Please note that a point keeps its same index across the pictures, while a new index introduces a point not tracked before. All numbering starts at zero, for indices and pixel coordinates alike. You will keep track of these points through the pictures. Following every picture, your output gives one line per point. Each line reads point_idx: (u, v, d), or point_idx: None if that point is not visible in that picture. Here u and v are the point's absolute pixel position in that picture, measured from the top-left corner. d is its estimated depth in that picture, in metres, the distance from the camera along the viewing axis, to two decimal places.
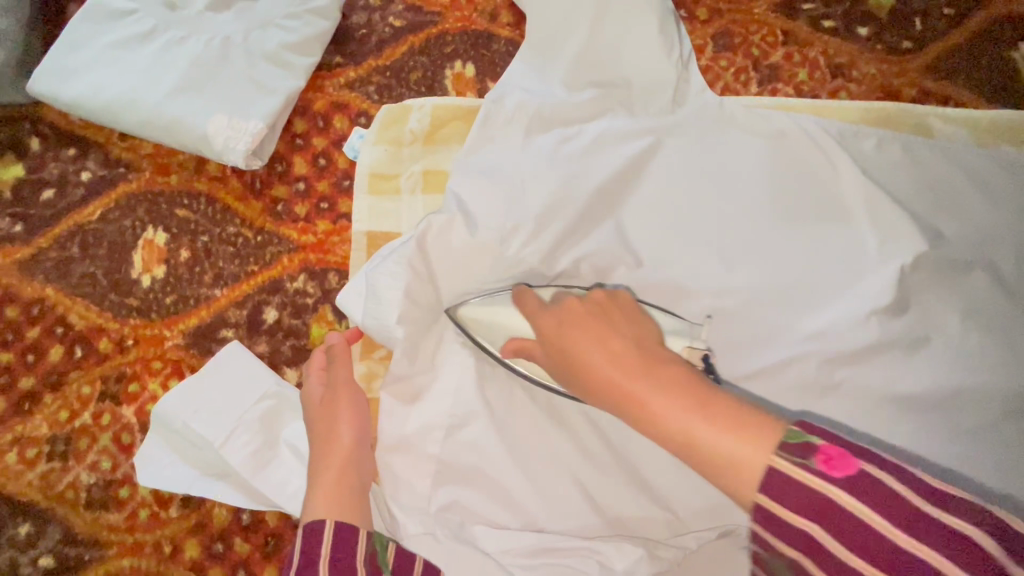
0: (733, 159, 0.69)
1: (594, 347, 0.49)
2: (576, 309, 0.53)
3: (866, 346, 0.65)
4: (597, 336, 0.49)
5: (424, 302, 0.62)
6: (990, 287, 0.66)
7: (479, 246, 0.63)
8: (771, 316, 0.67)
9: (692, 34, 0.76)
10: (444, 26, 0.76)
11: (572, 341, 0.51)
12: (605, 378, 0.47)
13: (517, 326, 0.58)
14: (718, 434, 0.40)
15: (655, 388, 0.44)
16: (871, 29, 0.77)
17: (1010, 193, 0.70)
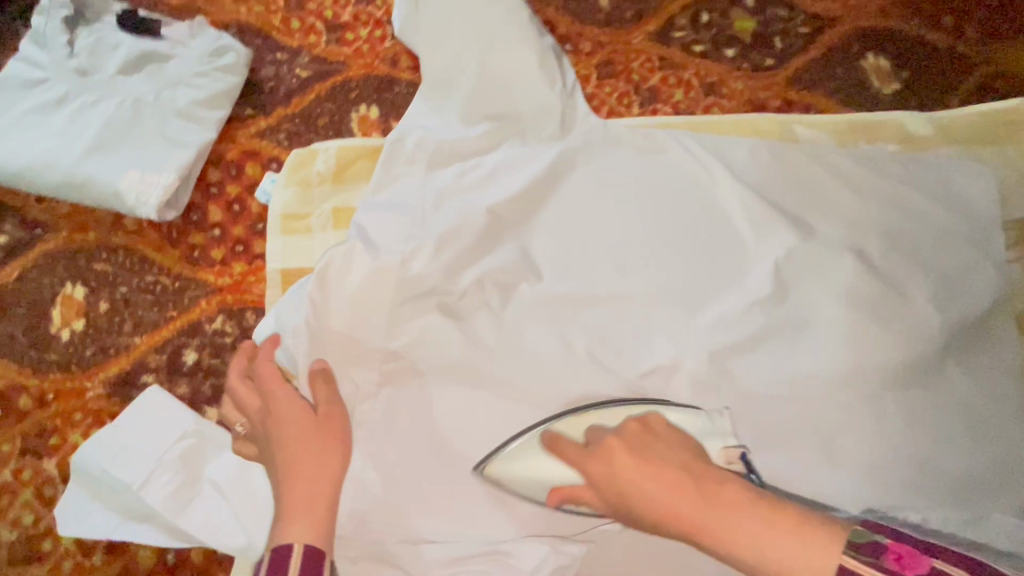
0: (617, 176, 0.76)
1: (652, 484, 0.55)
2: (622, 457, 0.57)
3: (748, 336, 0.72)
4: (649, 475, 0.55)
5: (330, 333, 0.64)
6: (857, 272, 0.73)
7: (381, 274, 0.66)
8: (666, 316, 0.72)
9: (577, 65, 0.84)
10: (348, 74, 0.82)
11: (620, 484, 0.56)
12: (670, 513, 0.53)
13: (555, 473, 0.62)
14: (793, 542, 0.48)
15: (713, 509, 0.51)
16: (737, 50, 0.86)
17: (868, 187, 0.78)
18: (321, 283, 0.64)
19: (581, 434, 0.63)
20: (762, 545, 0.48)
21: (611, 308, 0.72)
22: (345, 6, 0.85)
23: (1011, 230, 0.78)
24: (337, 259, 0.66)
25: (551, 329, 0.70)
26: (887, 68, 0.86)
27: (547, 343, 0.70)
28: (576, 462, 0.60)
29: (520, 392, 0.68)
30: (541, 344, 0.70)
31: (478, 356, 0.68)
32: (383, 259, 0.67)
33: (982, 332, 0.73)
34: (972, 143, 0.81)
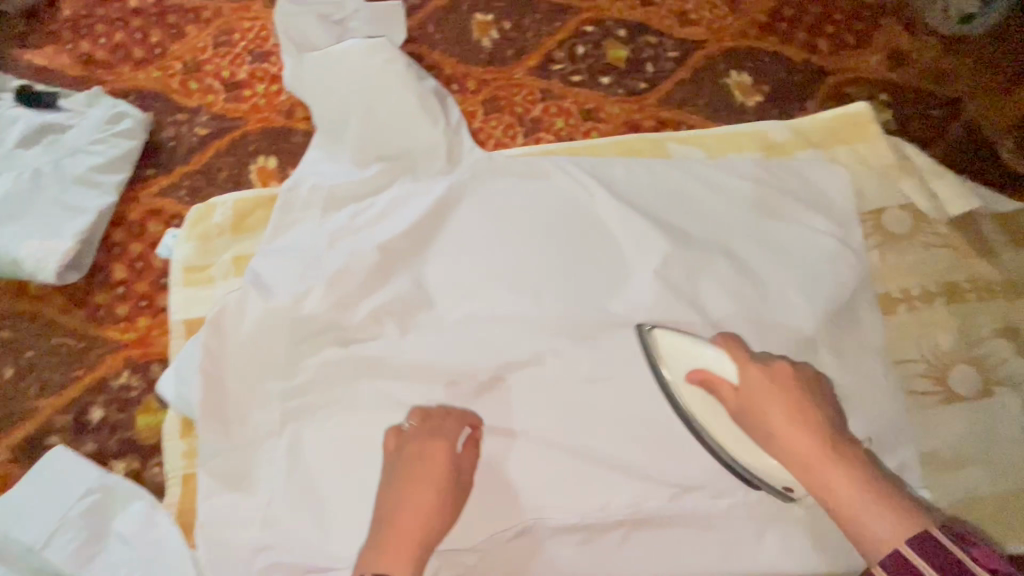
0: (502, 204, 0.81)
1: (781, 411, 0.61)
2: (751, 391, 0.63)
3: (636, 341, 0.76)
4: (785, 411, 0.61)
5: (228, 377, 0.68)
6: (726, 273, 0.80)
7: (273, 315, 0.69)
8: (558, 331, 0.76)
9: (464, 103, 0.90)
10: (246, 128, 0.86)
11: (772, 424, 0.61)
12: (799, 451, 0.59)
13: (699, 359, 0.69)
14: (881, 511, 0.52)
15: (833, 475, 0.56)
16: (612, 77, 0.93)
17: (735, 195, 0.85)
18: (213, 331, 0.68)
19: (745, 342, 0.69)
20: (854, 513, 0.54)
21: (505, 328, 0.76)
22: (242, 66, 0.90)
23: (868, 220, 0.85)
24: (228, 306, 0.69)
25: (449, 353, 0.73)
26: (750, 83, 0.94)
27: (446, 366, 0.73)
28: (737, 360, 0.66)
29: (421, 414, 0.71)
30: (439, 368, 0.73)
31: (379, 384, 0.71)
32: (274, 301, 0.70)
33: (848, 316, 0.80)
34: (828, 144, 0.89)
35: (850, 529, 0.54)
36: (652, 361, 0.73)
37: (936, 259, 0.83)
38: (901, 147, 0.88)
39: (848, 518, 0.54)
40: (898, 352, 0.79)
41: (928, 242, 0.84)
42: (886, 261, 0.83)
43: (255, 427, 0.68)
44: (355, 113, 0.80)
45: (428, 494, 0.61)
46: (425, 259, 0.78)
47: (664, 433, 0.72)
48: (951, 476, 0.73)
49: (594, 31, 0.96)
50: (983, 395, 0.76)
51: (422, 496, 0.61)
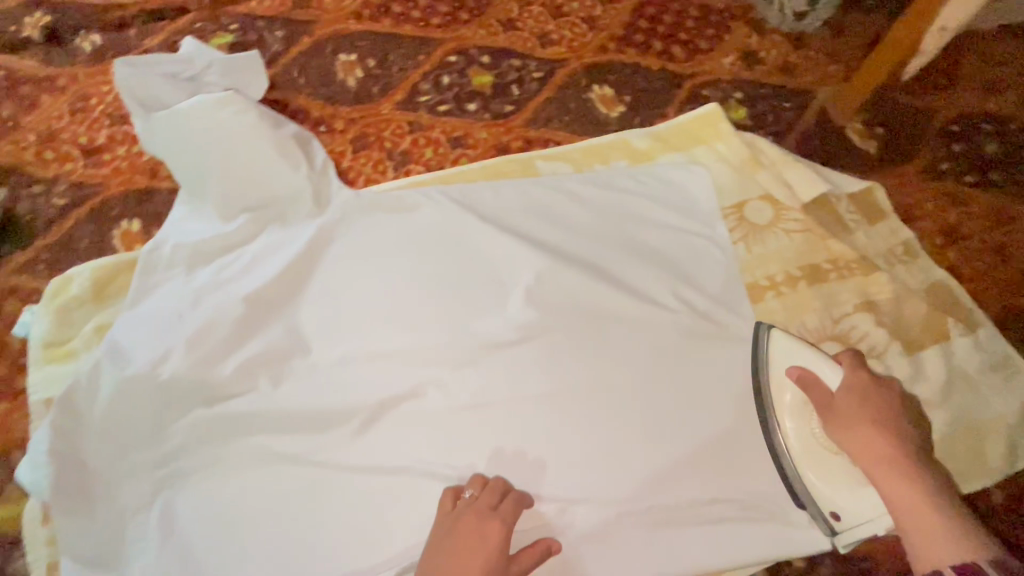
0: (372, 240, 0.82)
1: (867, 422, 0.66)
2: (846, 403, 0.68)
3: (514, 361, 0.76)
4: (866, 417, 0.67)
5: (88, 453, 0.67)
6: (599, 282, 0.82)
7: (132, 384, 0.68)
8: (437, 360, 0.76)
9: (332, 143, 0.90)
10: (107, 193, 0.85)
11: (860, 431, 0.66)
12: (875, 455, 0.65)
13: (806, 357, 0.72)
14: (950, 522, 0.58)
15: (904, 483, 0.62)
16: (478, 103, 0.95)
17: (603, 205, 0.88)
18: (68, 409, 0.67)
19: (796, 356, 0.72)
20: (917, 528, 0.59)
21: (383, 364, 0.75)
22: (100, 130, 0.88)
23: (730, 215, 0.89)
24: (84, 381, 0.68)
25: (326, 398, 0.72)
26: (612, 95, 0.98)
27: (322, 410, 0.72)
28: None
29: (300, 462, 0.69)
30: (314, 413, 0.71)
31: (253, 437, 0.69)
32: (133, 369, 0.69)
33: (721, 309, 0.82)
34: (687, 146, 0.93)
35: (915, 535, 0.59)
36: (755, 362, 0.75)
37: (796, 245, 0.87)
38: (753, 142, 0.93)
39: (918, 523, 0.59)
40: None
41: (787, 229, 0.88)
42: (751, 251, 0.87)
43: (122, 501, 0.66)
44: (212, 167, 0.80)
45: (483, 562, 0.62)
46: (296, 305, 0.77)
47: (544, 448, 0.73)
48: None
49: (458, 61, 0.98)
50: None
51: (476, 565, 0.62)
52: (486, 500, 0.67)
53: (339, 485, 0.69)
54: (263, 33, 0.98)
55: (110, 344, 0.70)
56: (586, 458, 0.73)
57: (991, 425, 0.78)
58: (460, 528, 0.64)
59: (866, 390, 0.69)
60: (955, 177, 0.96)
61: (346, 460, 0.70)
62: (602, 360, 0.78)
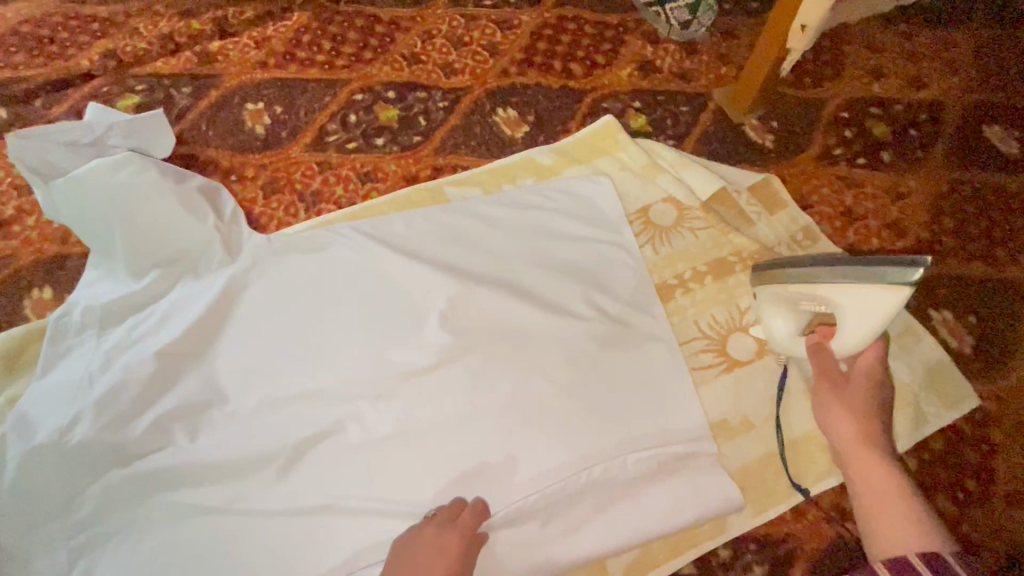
0: (284, 283, 0.83)
1: (848, 412, 0.71)
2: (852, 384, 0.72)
3: (429, 384, 0.78)
4: (849, 407, 0.71)
5: (2, 528, 0.67)
6: (510, 299, 0.84)
7: (42, 453, 0.68)
8: (354, 393, 0.77)
9: (243, 192, 0.92)
10: (17, 264, 0.85)
11: (839, 417, 0.71)
12: (852, 445, 0.69)
13: (864, 320, 0.67)
14: (911, 515, 0.60)
15: (881, 472, 0.65)
16: (386, 137, 0.98)
17: (511, 223, 0.91)
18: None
19: (872, 320, 0.66)
20: (879, 509, 0.62)
21: (299, 405, 0.76)
22: (9, 202, 0.89)
23: (636, 220, 0.92)
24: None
25: (244, 444, 0.73)
26: (516, 116, 1.02)
27: (241, 455, 0.72)
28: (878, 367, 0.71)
29: (221, 512, 0.70)
30: (232, 460, 0.72)
31: (171, 492, 0.70)
32: (42, 438, 0.69)
33: (632, 312, 0.85)
34: (589, 159, 0.97)
35: (872, 523, 0.62)
36: (861, 264, 0.66)
37: (701, 242, 0.90)
38: (651, 148, 0.97)
39: (880, 512, 0.62)
40: (681, 335, 0.85)
41: (692, 227, 0.91)
42: (658, 253, 0.90)
43: (41, 572, 0.66)
44: (116, 228, 0.81)
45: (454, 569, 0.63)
46: (210, 354, 0.78)
47: (467, 468, 0.74)
48: (740, 439, 0.79)
49: (364, 98, 1.01)
50: (759, 356, 0.83)
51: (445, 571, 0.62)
52: (450, 511, 0.68)
53: (260, 531, 0.69)
54: (169, 91, 1.01)
55: (18, 415, 0.71)
56: (507, 475, 0.74)
57: (899, 395, 0.81)
58: (424, 539, 0.65)
59: (849, 382, 0.72)
60: (847, 160, 1.00)
61: (267, 505, 0.71)
62: (517, 375, 0.79)
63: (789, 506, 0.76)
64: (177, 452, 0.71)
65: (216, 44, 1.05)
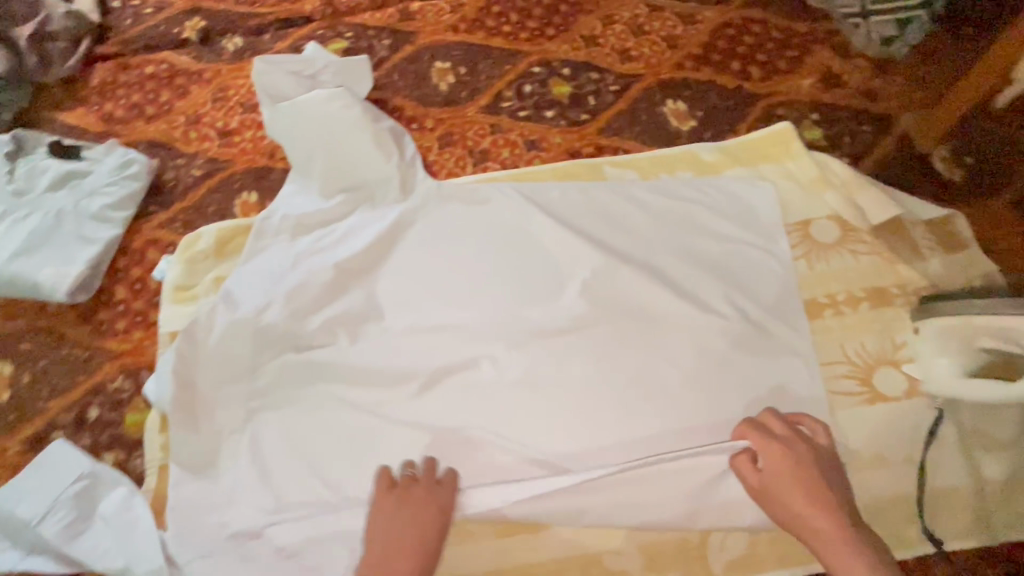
0: (446, 226, 0.90)
1: (796, 486, 0.64)
2: (773, 468, 0.65)
3: (563, 344, 0.81)
4: (794, 479, 0.64)
5: (197, 381, 0.80)
6: (654, 282, 0.85)
7: (239, 327, 0.81)
8: (493, 338, 0.82)
9: (421, 139, 1.01)
10: (233, 168, 1.00)
11: (783, 495, 0.65)
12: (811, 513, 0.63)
13: None
14: None
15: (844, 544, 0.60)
16: (555, 111, 1.03)
17: (666, 210, 0.92)
18: (186, 344, 0.81)
19: None
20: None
21: (442, 338, 0.83)
22: (234, 116, 1.05)
23: (794, 232, 0.90)
24: (201, 322, 0.81)
25: (393, 359, 0.81)
26: (685, 109, 1.02)
27: (390, 366, 0.81)
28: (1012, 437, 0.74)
29: (365, 411, 0.78)
30: (382, 370, 0.81)
31: (328, 383, 0.79)
32: (242, 315, 0.82)
33: (774, 321, 0.83)
34: (755, 163, 0.95)
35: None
36: None
37: (862, 267, 0.86)
38: (825, 162, 0.93)
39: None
40: (823, 356, 0.82)
41: (854, 250, 0.87)
42: (812, 268, 0.87)
43: (222, 423, 0.78)
44: (319, 152, 0.92)
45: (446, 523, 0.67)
46: (374, 277, 0.87)
47: (587, 429, 0.77)
48: (872, 475, 0.75)
49: (540, 71, 1.07)
50: (909, 396, 0.78)
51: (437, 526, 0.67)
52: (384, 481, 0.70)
53: (391, 437, 0.77)
54: (372, 41, 1.12)
55: (227, 293, 0.84)
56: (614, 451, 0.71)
57: None
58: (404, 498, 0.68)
59: (782, 456, 0.66)
60: None
61: (404, 415, 0.78)
62: (647, 357, 0.80)
63: (912, 555, 0.73)
64: (339, 352, 0.81)
65: (417, 5, 1.16)
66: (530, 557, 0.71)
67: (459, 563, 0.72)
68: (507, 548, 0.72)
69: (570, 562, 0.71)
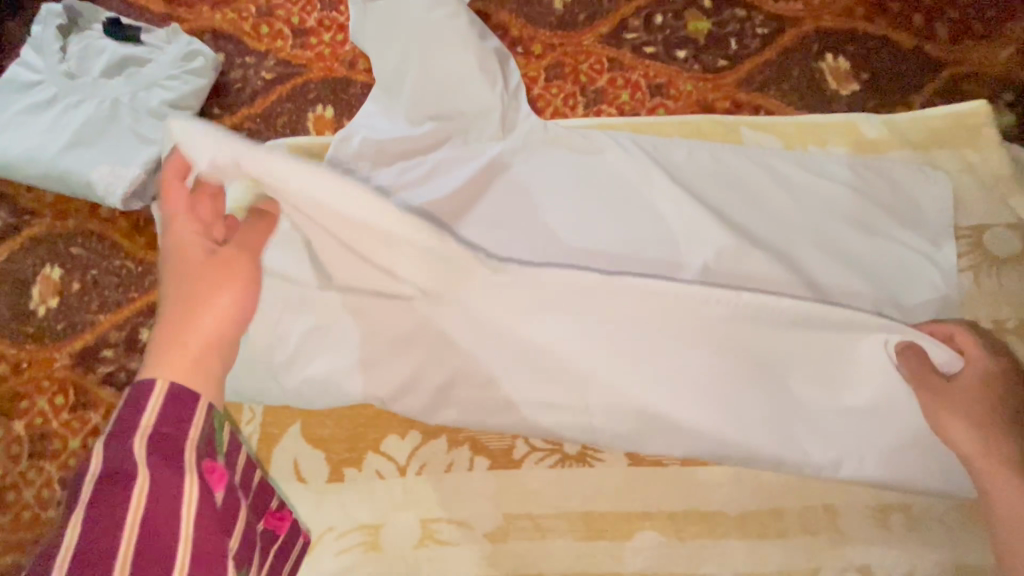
0: (552, 175, 0.77)
1: (987, 412, 0.58)
2: (972, 389, 0.58)
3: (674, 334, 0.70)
4: (987, 403, 0.58)
5: None
6: (789, 276, 0.71)
7: None
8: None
9: (526, 67, 0.86)
10: (308, 75, 0.87)
11: (970, 417, 0.58)
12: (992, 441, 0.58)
13: None
14: None
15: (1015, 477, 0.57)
16: (689, 51, 0.86)
17: (812, 189, 0.76)
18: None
19: None
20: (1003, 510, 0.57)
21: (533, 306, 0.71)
22: (311, 13, 0.90)
23: (964, 237, 0.75)
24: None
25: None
26: (846, 69, 0.84)
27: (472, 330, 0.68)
28: None
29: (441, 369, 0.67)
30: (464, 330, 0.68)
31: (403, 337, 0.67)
32: None
33: None
34: (927, 147, 0.78)
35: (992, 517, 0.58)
36: None
37: None
38: (1015, 158, 0.77)
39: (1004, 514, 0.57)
40: None
41: None
42: (979, 285, 0.73)
43: None
44: (412, 67, 0.78)
45: (232, 284, 0.51)
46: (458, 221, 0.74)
47: None
48: None
49: None
50: None
51: (210, 286, 0.50)
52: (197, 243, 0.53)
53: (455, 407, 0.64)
54: None
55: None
56: (714, 446, 0.62)
57: None
58: (173, 255, 0.53)
59: (980, 377, 0.58)
60: None
61: None
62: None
63: None
64: None
65: None
66: (612, 566, 0.64)
67: (533, 559, 0.64)
68: (587, 552, 0.64)
69: None
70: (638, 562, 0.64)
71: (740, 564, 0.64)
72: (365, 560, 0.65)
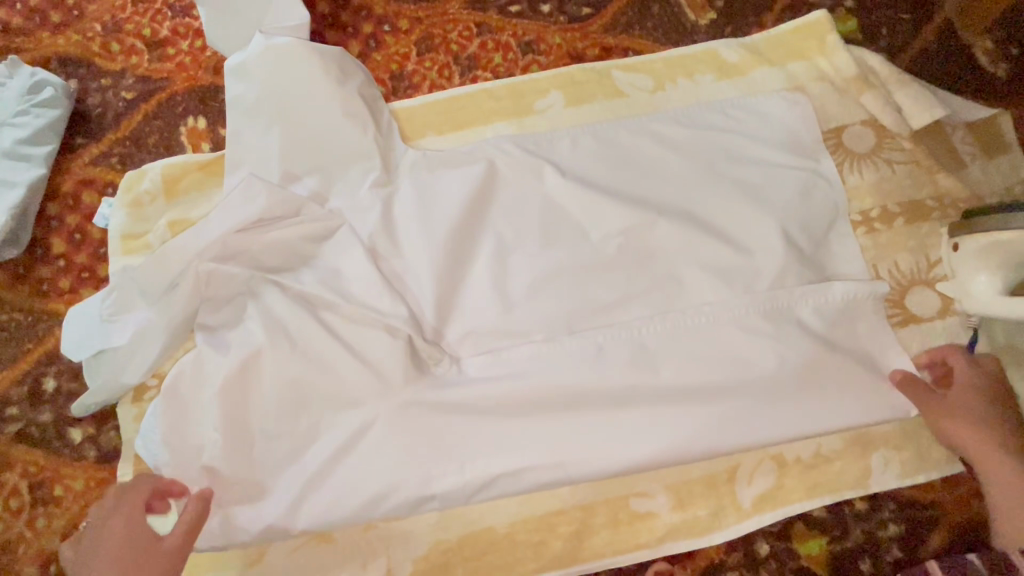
0: (448, 207, 0.71)
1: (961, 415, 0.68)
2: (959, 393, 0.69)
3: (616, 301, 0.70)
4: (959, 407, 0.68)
5: (153, 335, 0.68)
6: (678, 209, 0.72)
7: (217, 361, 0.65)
8: (535, 385, 0.66)
9: (397, 45, 0.85)
10: (172, 88, 0.83)
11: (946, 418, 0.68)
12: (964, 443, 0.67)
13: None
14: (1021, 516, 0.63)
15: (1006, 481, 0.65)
16: (552, 4, 0.87)
17: (691, 119, 0.78)
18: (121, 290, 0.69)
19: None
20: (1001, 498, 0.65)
21: (483, 385, 0.66)
22: (163, 22, 0.85)
23: (828, 139, 0.80)
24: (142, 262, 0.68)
25: (407, 417, 0.64)
26: None
27: (406, 413, 0.64)
28: None
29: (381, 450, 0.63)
30: (400, 417, 0.64)
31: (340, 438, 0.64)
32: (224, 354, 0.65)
33: (815, 245, 0.73)
34: (784, 62, 0.83)
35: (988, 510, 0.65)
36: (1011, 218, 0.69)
37: (898, 177, 0.78)
38: (862, 58, 0.83)
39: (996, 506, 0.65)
40: None
41: (889, 159, 0.79)
42: (846, 182, 0.79)
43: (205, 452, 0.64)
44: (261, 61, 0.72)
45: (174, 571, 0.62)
46: (395, 299, 0.66)
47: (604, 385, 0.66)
48: None
49: None
50: (941, 315, 0.75)
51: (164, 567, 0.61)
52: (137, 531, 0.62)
53: (437, 498, 0.64)
54: None
55: (193, 295, 0.67)
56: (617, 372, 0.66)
57: None
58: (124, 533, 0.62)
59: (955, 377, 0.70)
60: None
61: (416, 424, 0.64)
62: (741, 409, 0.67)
63: (941, 475, 0.71)
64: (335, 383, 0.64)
65: None
66: (555, 504, 0.68)
67: (479, 516, 0.67)
68: (529, 497, 0.68)
69: (596, 505, 0.68)
70: (577, 496, 0.68)
71: (668, 476, 0.69)
72: (318, 553, 0.67)
